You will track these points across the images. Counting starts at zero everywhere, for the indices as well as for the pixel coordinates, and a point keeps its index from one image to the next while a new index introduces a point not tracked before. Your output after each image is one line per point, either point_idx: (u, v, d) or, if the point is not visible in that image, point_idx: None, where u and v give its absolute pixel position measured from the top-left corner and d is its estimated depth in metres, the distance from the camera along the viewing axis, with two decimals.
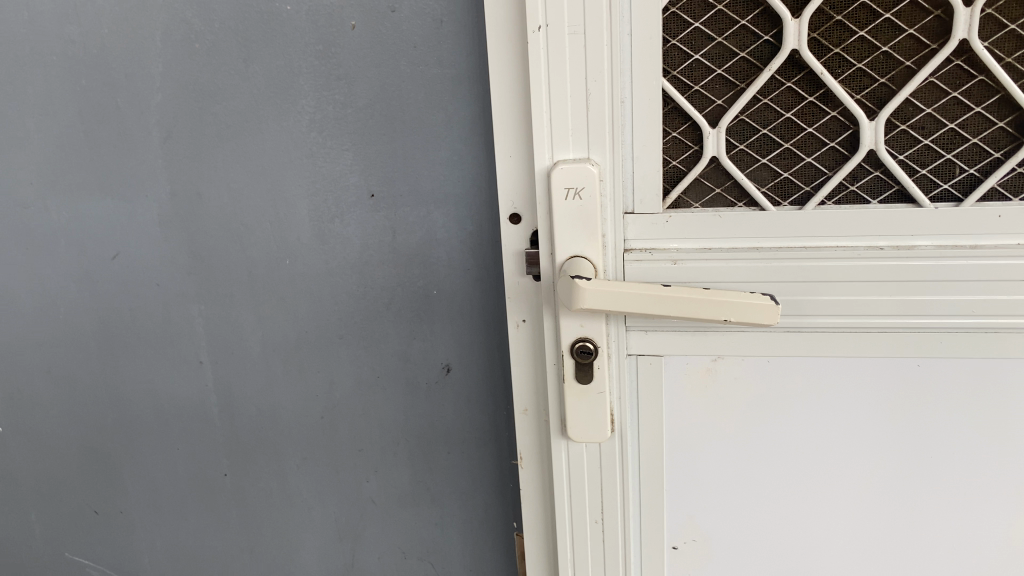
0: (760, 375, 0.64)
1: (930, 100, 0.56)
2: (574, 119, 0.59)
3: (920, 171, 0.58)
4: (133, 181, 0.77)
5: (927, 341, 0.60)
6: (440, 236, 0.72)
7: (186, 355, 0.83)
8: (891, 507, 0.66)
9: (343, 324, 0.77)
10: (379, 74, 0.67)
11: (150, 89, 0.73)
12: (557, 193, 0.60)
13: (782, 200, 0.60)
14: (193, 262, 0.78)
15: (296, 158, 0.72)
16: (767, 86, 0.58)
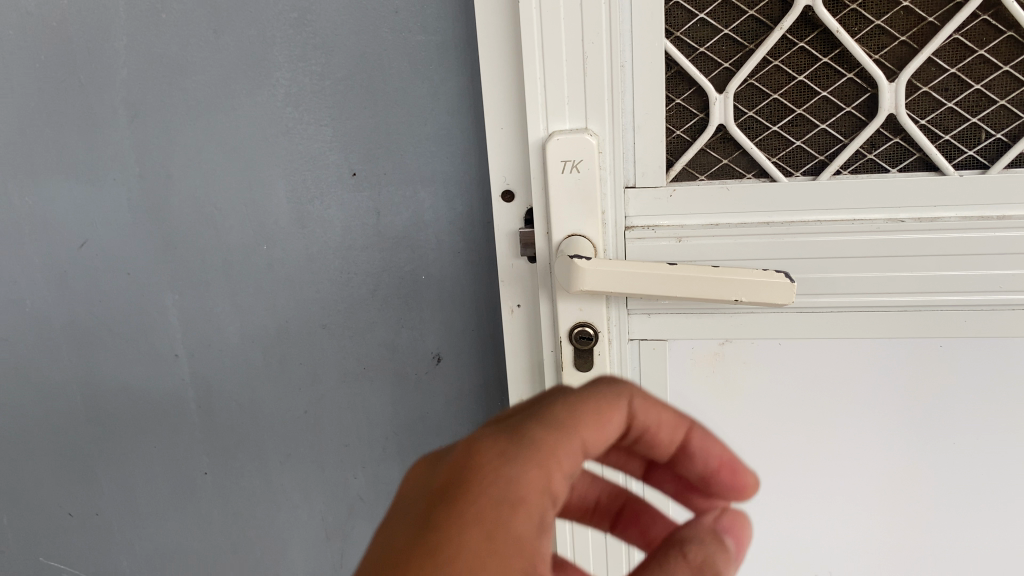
0: (774, 358, 0.60)
1: (954, 59, 0.52)
2: (570, 86, 0.55)
3: (943, 137, 0.53)
4: (97, 164, 0.71)
5: (949, 321, 0.56)
6: (427, 217, 0.67)
7: (161, 349, 0.78)
8: (909, 490, 0.63)
9: (326, 312, 0.73)
10: (360, 43, 0.63)
11: (115, 64, 0.68)
12: (553, 166, 0.56)
13: (794, 170, 0.56)
14: (165, 249, 0.73)
15: (272, 136, 0.67)
16: (778, 46, 0.54)
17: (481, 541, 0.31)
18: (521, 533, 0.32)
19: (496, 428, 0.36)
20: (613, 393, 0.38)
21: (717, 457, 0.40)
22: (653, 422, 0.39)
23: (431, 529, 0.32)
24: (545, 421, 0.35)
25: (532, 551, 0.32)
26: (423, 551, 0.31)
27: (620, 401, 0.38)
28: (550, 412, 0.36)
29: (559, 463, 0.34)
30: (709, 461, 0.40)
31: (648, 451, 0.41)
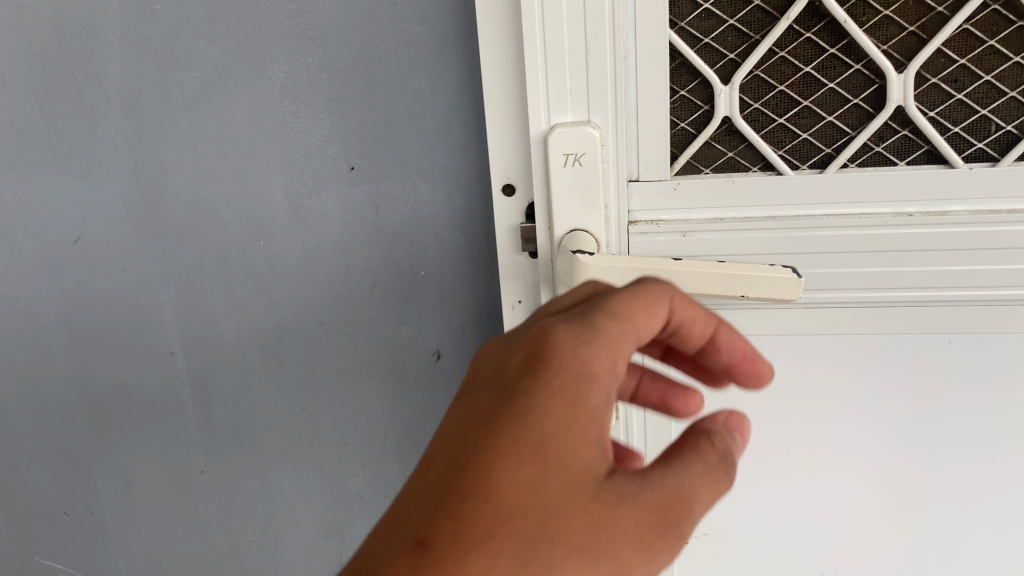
0: (779, 355, 0.59)
1: (964, 50, 0.51)
2: (572, 78, 0.53)
3: (952, 129, 0.52)
4: (91, 159, 0.70)
5: (958, 317, 0.55)
6: (426, 211, 0.66)
7: (156, 346, 0.77)
8: (916, 488, 0.62)
9: (325, 309, 0.72)
10: (358, 35, 0.62)
11: (109, 57, 0.66)
12: (555, 160, 0.55)
13: (801, 164, 0.55)
14: (161, 245, 0.72)
15: (269, 130, 0.66)
16: (784, 37, 0.53)
17: (559, 417, 0.35)
18: (593, 407, 0.35)
19: (556, 319, 0.39)
20: (658, 288, 0.41)
21: (741, 349, 0.44)
22: (688, 320, 0.42)
23: (512, 407, 0.35)
24: (608, 312, 0.39)
25: (601, 423, 0.35)
26: (507, 426, 0.35)
27: (667, 297, 0.41)
28: (609, 304, 0.39)
29: (621, 349, 0.38)
30: (735, 352, 0.44)
31: (681, 345, 0.44)
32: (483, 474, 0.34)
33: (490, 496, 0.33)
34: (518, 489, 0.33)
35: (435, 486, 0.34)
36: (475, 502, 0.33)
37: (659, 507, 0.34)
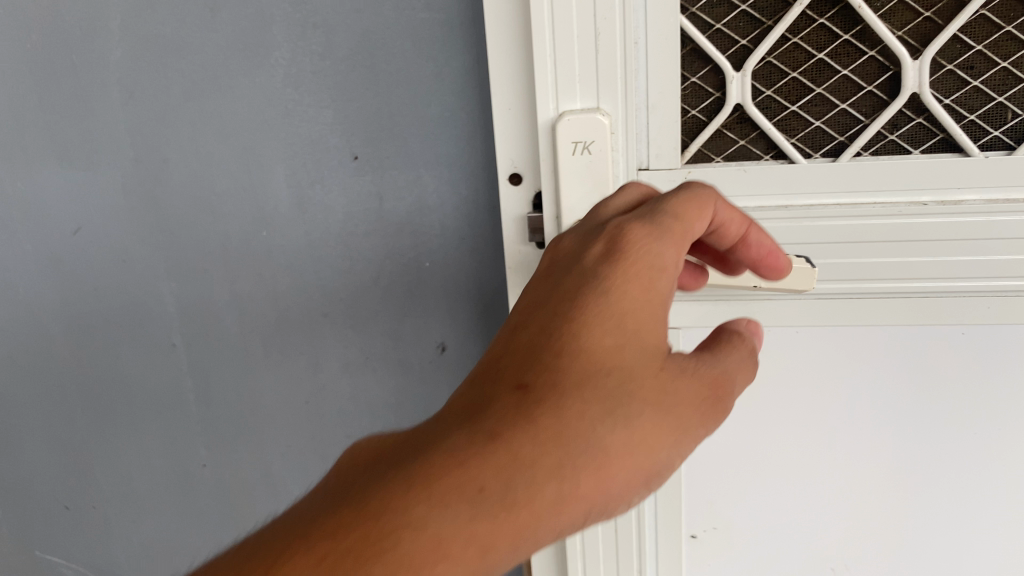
0: (791, 347, 0.59)
1: (980, 36, 0.50)
2: (581, 65, 0.53)
3: (968, 117, 0.51)
4: (90, 149, 0.69)
5: (973, 308, 0.54)
6: (431, 202, 0.66)
7: (158, 339, 0.76)
8: (931, 484, 0.61)
9: (328, 301, 0.71)
10: (361, 22, 0.61)
11: (109, 45, 0.65)
12: (563, 147, 0.54)
13: (814, 152, 0.54)
14: (162, 236, 0.71)
15: (271, 119, 0.65)
16: (797, 23, 0.52)
17: (630, 294, 0.40)
18: (663, 293, 0.41)
19: (618, 221, 0.44)
20: (706, 190, 0.46)
21: (767, 247, 0.48)
22: (727, 222, 0.47)
23: (590, 288, 0.41)
24: (673, 211, 0.44)
25: (666, 306, 0.41)
26: (587, 301, 0.40)
27: (718, 201, 0.46)
28: (671, 204, 0.45)
29: (683, 246, 0.43)
30: (761, 248, 0.48)
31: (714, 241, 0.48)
32: (570, 338, 0.39)
33: (577, 357, 0.38)
34: (601, 351, 0.38)
35: (526, 353, 0.39)
36: (565, 362, 0.38)
37: (714, 382, 0.40)
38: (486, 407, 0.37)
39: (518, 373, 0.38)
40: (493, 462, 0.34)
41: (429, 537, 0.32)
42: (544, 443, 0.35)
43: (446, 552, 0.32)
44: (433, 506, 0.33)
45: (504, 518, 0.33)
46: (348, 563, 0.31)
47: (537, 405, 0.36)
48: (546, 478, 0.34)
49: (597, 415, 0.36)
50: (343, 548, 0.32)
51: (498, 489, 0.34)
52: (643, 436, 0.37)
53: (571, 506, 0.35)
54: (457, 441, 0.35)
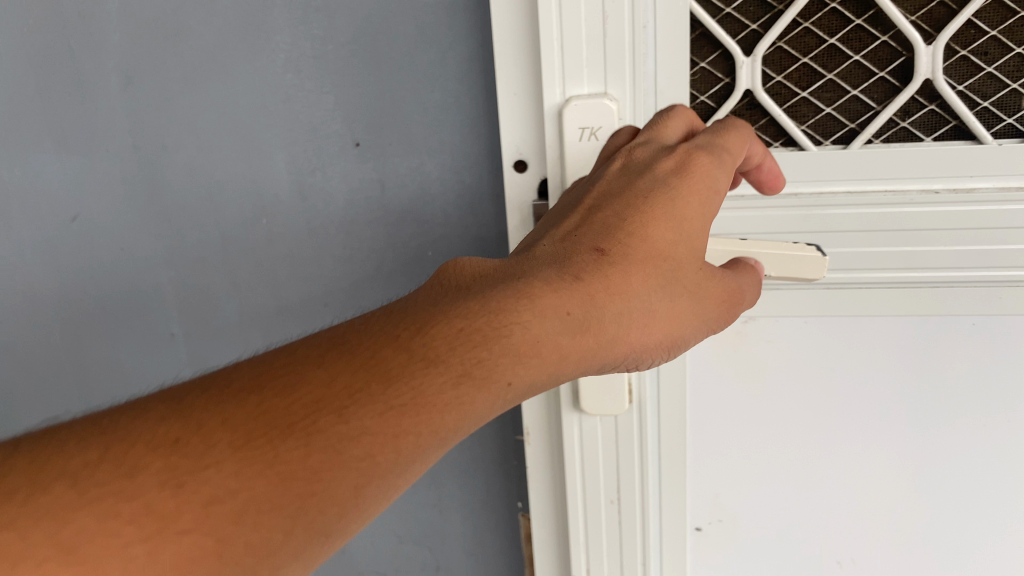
0: (799, 338, 0.58)
1: (995, 21, 0.49)
2: (589, 49, 0.52)
3: (982, 104, 0.51)
4: (87, 133, 0.68)
5: (985, 298, 0.53)
6: (434, 189, 0.65)
7: (156, 328, 0.75)
8: (940, 476, 0.60)
9: (329, 290, 0.70)
10: (364, 5, 0.60)
11: (108, 28, 0.65)
12: (570, 133, 0.53)
13: (824, 139, 0.54)
14: (160, 224, 0.70)
15: (271, 104, 0.64)
16: (809, 7, 0.51)
17: (694, 200, 0.45)
18: (716, 203, 0.46)
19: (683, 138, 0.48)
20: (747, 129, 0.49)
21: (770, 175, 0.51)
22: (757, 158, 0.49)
23: (663, 183, 0.45)
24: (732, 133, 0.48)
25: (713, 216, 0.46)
26: (662, 192, 0.45)
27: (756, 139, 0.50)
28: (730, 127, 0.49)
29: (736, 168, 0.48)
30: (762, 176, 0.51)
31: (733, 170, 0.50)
32: (644, 220, 0.44)
33: (649, 236, 0.43)
34: (668, 236, 0.44)
35: (604, 221, 0.44)
36: (639, 236, 0.43)
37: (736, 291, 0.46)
38: (570, 256, 0.42)
39: (596, 236, 0.43)
40: (580, 297, 0.40)
41: (531, 338, 0.38)
42: (614, 296, 0.41)
43: (540, 355, 0.38)
44: (535, 315, 0.38)
45: (580, 342, 0.39)
46: (471, 343, 0.36)
47: (614, 266, 0.42)
48: (611, 321, 0.41)
49: (654, 287, 0.42)
50: (466, 329, 0.37)
51: (581, 316, 0.40)
52: (677, 314, 0.43)
53: (619, 347, 0.41)
54: (550, 274, 0.41)
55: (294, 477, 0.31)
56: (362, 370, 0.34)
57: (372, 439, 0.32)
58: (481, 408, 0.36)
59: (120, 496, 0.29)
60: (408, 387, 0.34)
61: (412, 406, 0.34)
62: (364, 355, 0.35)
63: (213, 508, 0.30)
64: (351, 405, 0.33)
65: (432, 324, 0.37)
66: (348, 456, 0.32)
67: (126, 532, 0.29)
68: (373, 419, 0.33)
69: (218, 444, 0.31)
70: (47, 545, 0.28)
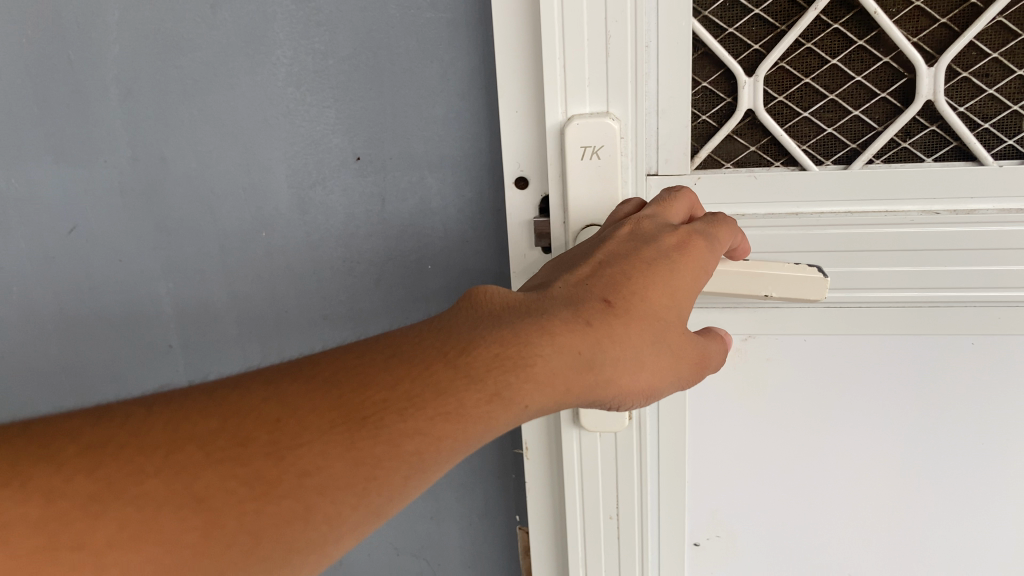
0: (799, 356, 0.58)
1: (996, 43, 0.49)
2: (591, 68, 0.52)
3: (982, 125, 0.51)
4: (87, 146, 0.68)
5: (984, 317, 0.54)
6: (435, 203, 0.65)
7: (154, 339, 0.75)
8: (938, 493, 0.61)
9: (328, 303, 0.70)
10: (365, 20, 0.61)
11: (107, 41, 0.64)
12: (572, 152, 0.53)
13: (825, 159, 0.54)
14: (159, 236, 0.70)
15: (272, 117, 0.64)
16: (811, 28, 0.51)
17: (689, 274, 0.47)
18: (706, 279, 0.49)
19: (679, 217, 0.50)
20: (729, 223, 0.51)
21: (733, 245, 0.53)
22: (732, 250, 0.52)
23: (664, 250, 0.47)
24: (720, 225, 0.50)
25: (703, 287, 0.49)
26: (662, 260, 0.47)
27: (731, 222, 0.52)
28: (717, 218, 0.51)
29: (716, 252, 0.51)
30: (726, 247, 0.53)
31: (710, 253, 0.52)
32: (646, 278, 0.46)
33: (648, 296, 0.46)
34: (663, 298, 0.46)
35: (612, 272, 0.47)
36: (639, 294, 0.46)
37: (701, 357, 0.49)
38: (581, 300, 0.45)
39: (604, 286, 0.46)
40: (589, 340, 0.43)
41: (546, 369, 0.41)
42: (614, 345, 0.44)
43: (551, 385, 0.41)
44: (552, 350, 0.41)
45: (583, 380, 0.42)
46: (502, 367, 0.40)
47: (618, 320, 0.44)
48: (609, 366, 0.43)
49: (647, 341, 0.45)
50: (499, 354, 0.41)
51: (587, 357, 0.42)
52: (660, 372, 0.46)
53: (613, 389, 0.44)
54: (565, 315, 0.43)
55: (365, 460, 0.35)
56: (418, 381, 0.38)
57: (424, 438, 0.37)
58: (502, 423, 0.40)
59: (238, 462, 0.34)
60: (452, 399, 0.38)
61: (455, 415, 0.38)
62: (419, 367, 0.39)
63: (309, 479, 0.34)
64: (411, 407, 0.37)
65: (473, 346, 0.41)
66: (404, 449, 0.36)
67: (241, 492, 0.33)
68: (426, 421, 0.37)
69: (311, 426, 0.35)
70: (183, 496, 0.33)
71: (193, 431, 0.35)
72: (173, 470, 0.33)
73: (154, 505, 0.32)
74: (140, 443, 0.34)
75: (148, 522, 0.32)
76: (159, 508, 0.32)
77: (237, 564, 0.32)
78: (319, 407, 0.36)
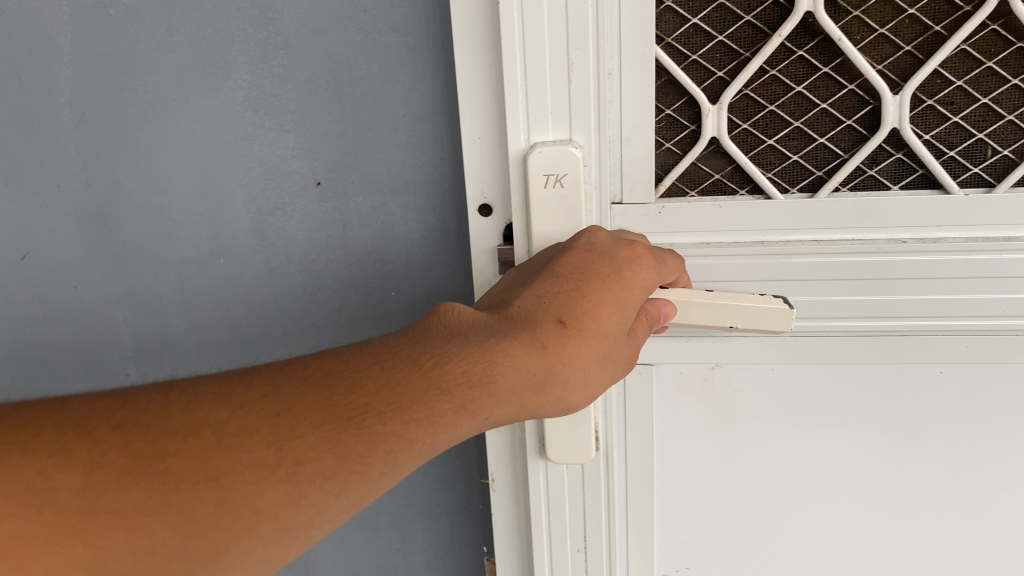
0: (768, 385, 0.57)
1: (961, 71, 0.49)
2: (554, 95, 0.51)
3: (948, 153, 0.50)
4: (40, 169, 0.66)
5: (952, 346, 0.53)
6: (398, 229, 0.64)
7: (109, 368, 0.72)
8: (909, 522, 0.60)
9: (289, 330, 0.68)
10: (325, 44, 0.59)
11: (60, 62, 0.62)
12: (535, 180, 0.52)
13: (791, 187, 0.53)
14: (114, 262, 0.68)
15: (230, 142, 0.63)
16: (776, 54, 0.50)
17: (635, 295, 0.47)
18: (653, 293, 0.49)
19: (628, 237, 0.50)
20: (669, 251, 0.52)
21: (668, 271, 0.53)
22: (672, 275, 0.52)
23: (617, 264, 0.47)
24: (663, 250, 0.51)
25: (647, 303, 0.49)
26: (616, 272, 0.47)
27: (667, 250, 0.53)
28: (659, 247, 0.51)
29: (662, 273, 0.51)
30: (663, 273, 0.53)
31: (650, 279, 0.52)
32: (601, 297, 0.46)
33: (601, 314, 0.46)
34: (616, 316, 0.47)
35: (570, 290, 0.47)
36: (593, 316, 0.46)
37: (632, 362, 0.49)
38: (537, 319, 0.45)
39: (561, 304, 0.46)
40: (546, 360, 0.44)
41: (508, 385, 0.42)
42: (566, 366, 0.44)
43: (509, 401, 0.42)
44: (512, 367, 0.42)
45: (536, 397, 0.43)
46: (468, 383, 0.41)
47: (573, 339, 0.45)
48: (559, 385, 0.44)
49: (595, 361, 0.45)
50: (465, 370, 0.41)
51: (541, 377, 0.43)
52: (598, 387, 0.46)
53: (561, 404, 0.45)
54: (522, 336, 0.44)
55: (348, 456, 0.35)
56: (396, 389, 0.39)
57: (398, 441, 0.37)
58: (461, 433, 0.40)
59: (243, 447, 0.34)
60: (424, 409, 0.38)
61: (425, 423, 0.38)
62: (392, 377, 0.39)
63: (301, 469, 0.34)
64: (389, 411, 0.37)
65: (443, 360, 0.41)
66: (380, 449, 0.36)
67: (246, 474, 0.33)
68: (401, 425, 0.37)
69: (303, 421, 0.35)
70: (199, 475, 0.32)
71: (165, 445, 0.33)
72: (191, 450, 0.33)
73: (172, 483, 0.32)
74: (115, 457, 0.32)
75: (169, 498, 0.31)
76: (181, 485, 0.32)
77: (241, 539, 0.32)
78: (304, 412, 0.36)
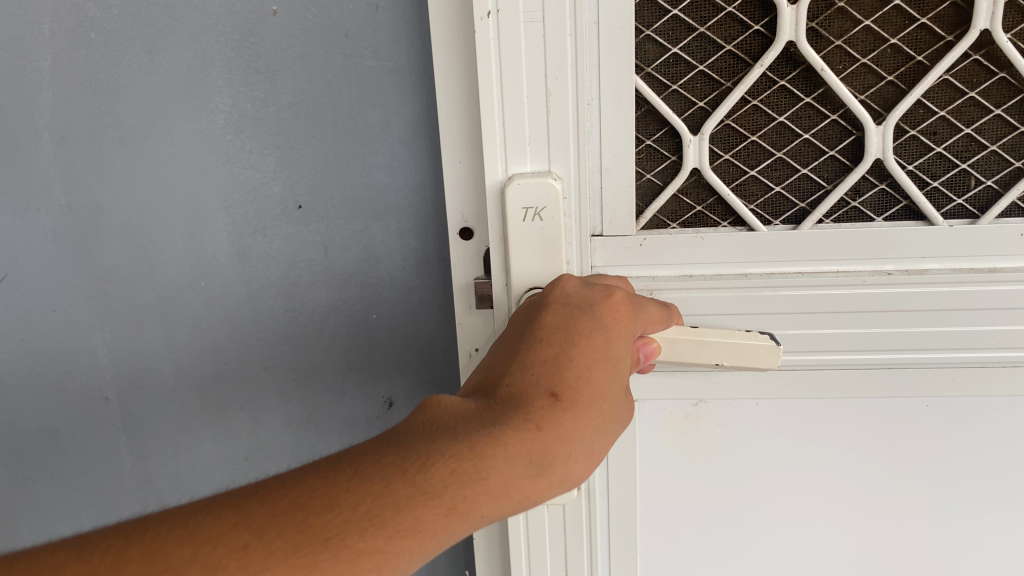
0: (751, 418, 0.56)
1: (944, 101, 0.48)
2: (532, 126, 0.50)
3: (931, 183, 0.50)
4: (19, 194, 0.64)
5: (934, 378, 0.53)
6: (380, 252, 0.64)
7: (88, 392, 0.71)
8: (893, 554, 0.59)
9: (268, 354, 0.67)
10: (305, 67, 0.59)
11: (38, 86, 0.61)
12: (514, 213, 0.51)
13: (773, 219, 0.52)
14: (94, 286, 0.67)
15: (212, 165, 0.62)
16: (757, 85, 0.49)
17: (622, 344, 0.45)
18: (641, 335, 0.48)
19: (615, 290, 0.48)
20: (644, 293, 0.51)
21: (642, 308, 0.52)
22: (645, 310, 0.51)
23: (599, 319, 0.46)
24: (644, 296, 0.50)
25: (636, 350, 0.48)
26: (599, 330, 0.45)
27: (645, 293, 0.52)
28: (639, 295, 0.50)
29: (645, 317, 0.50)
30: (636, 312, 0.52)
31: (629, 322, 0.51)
32: (592, 364, 0.43)
33: (595, 379, 0.43)
34: (609, 377, 0.43)
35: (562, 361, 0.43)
36: (588, 383, 0.43)
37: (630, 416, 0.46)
38: (527, 398, 0.41)
39: (552, 376, 0.42)
40: (542, 441, 0.40)
41: (502, 480, 0.38)
42: (565, 444, 0.40)
43: (508, 495, 0.38)
44: (505, 458, 0.38)
45: (538, 483, 0.39)
46: (457, 482, 0.37)
47: (567, 413, 0.41)
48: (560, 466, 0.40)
49: (596, 431, 0.42)
50: (451, 469, 0.37)
51: (539, 462, 0.39)
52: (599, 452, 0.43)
53: (571, 486, 0.41)
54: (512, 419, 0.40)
55: None
56: (375, 499, 0.36)
57: (383, 556, 0.35)
58: (457, 534, 0.38)
59: None
60: (409, 517, 0.36)
61: (411, 530, 0.36)
62: (369, 489, 0.36)
63: None
64: (371, 525, 0.35)
65: (428, 460, 0.38)
66: (361, 567, 0.34)
67: None
68: (385, 538, 0.35)
69: (274, 548, 0.33)
70: None
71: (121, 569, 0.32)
72: None
73: None
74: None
75: None
76: None
77: None
78: (275, 535, 0.34)
